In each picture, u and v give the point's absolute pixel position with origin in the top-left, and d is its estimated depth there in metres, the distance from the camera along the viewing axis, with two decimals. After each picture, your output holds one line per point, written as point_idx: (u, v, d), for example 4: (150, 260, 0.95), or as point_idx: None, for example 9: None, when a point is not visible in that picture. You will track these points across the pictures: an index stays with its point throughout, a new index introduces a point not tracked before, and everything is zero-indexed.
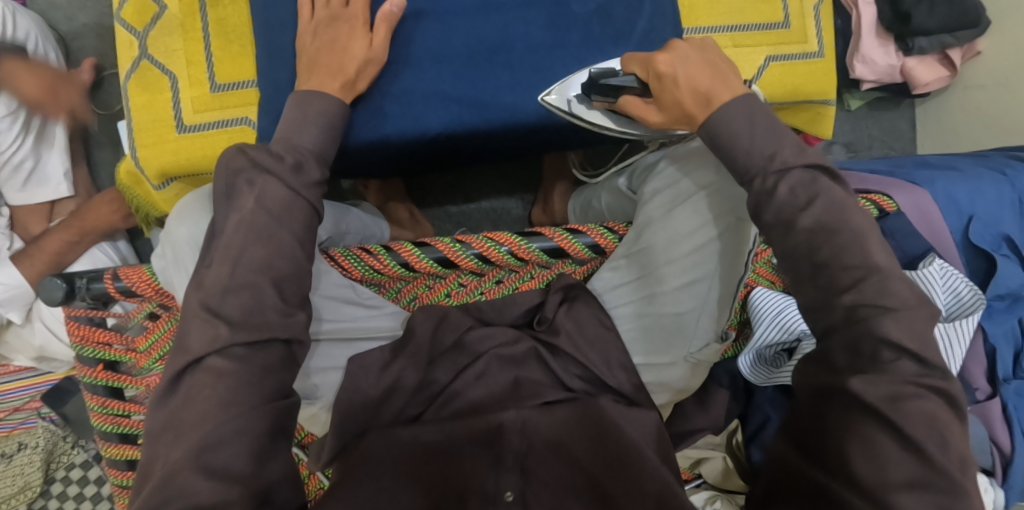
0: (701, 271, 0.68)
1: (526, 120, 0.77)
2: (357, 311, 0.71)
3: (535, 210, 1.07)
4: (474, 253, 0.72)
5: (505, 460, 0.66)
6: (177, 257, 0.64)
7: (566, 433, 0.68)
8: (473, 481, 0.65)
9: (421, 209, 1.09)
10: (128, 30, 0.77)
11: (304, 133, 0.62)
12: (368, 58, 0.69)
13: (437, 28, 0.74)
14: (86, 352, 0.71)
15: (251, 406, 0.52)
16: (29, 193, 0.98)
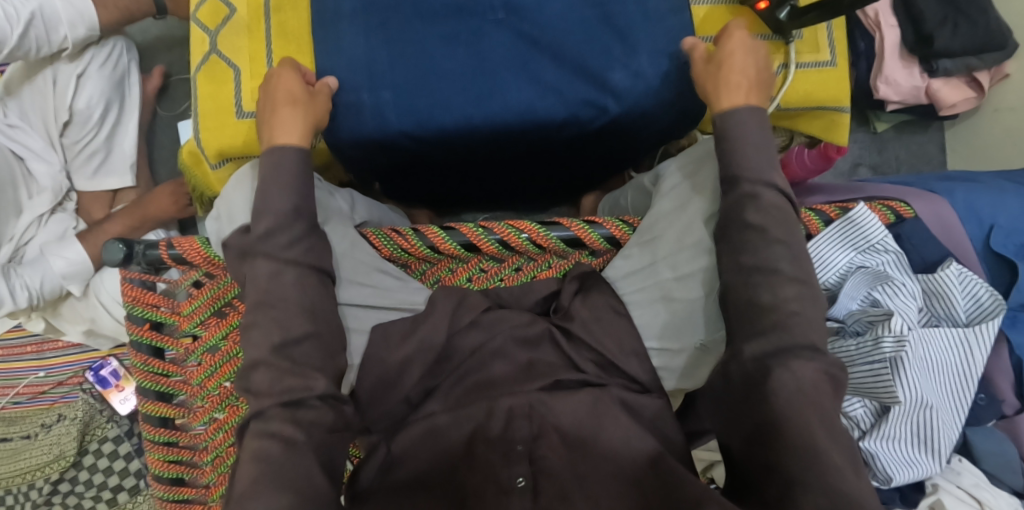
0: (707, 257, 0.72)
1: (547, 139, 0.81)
2: (387, 281, 0.75)
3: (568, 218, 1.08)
4: (496, 238, 0.76)
5: (515, 451, 0.67)
6: (230, 215, 0.72)
7: (580, 427, 0.70)
8: (487, 468, 0.66)
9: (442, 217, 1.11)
10: (201, 28, 0.79)
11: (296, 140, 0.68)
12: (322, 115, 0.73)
13: (472, 69, 0.77)
14: (137, 312, 0.77)
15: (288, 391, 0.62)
16: (97, 181, 1.07)
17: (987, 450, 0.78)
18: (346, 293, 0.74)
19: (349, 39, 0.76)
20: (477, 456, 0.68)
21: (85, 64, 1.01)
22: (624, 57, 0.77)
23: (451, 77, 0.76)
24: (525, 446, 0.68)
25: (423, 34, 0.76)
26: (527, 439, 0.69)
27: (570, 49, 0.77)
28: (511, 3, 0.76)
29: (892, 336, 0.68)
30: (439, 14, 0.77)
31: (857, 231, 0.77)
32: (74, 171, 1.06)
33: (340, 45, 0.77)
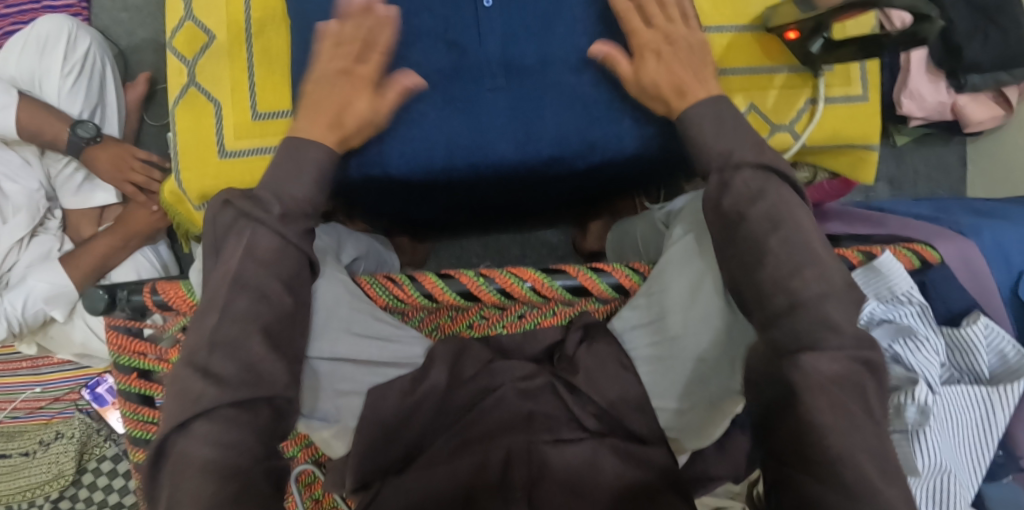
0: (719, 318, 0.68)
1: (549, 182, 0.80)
2: (384, 328, 0.69)
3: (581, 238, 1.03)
4: (497, 287, 0.71)
5: (512, 496, 0.64)
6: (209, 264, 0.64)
7: (575, 474, 0.67)
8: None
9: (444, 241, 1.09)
10: (178, 58, 0.74)
11: (293, 184, 0.63)
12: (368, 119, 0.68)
13: (469, 132, 0.73)
14: (123, 361, 0.74)
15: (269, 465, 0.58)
16: (81, 198, 1.04)
17: (995, 497, 0.76)
18: (329, 343, 0.68)
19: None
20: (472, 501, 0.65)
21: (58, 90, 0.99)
22: (629, 121, 0.74)
23: (451, 142, 0.73)
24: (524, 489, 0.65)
25: (420, 95, 0.73)
26: (524, 482, 0.65)
27: (572, 109, 0.73)
28: (510, 62, 0.73)
29: (913, 405, 0.66)
30: (435, 78, 0.73)
31: (881, 281, 0.73)
32: (59, 190, 1.04)
33: None
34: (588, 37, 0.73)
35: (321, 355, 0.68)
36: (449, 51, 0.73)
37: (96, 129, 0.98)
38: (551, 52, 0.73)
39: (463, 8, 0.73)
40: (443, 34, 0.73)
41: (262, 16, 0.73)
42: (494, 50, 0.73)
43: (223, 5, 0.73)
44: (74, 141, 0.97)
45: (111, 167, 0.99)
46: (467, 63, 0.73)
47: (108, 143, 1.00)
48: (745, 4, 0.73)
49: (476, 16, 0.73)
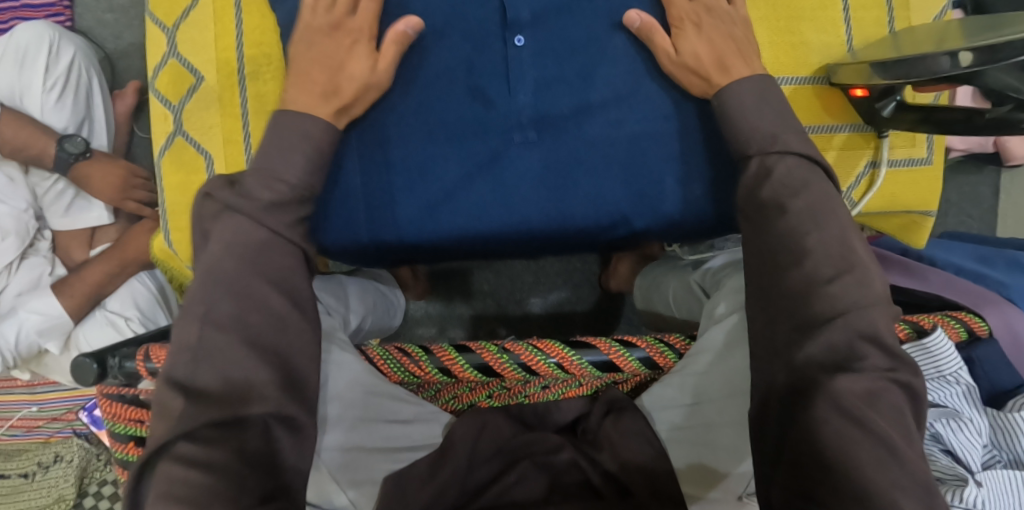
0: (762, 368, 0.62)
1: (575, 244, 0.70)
2: (401, 409, 0.66)
3: (605, 275, 0.98)
4: (520, 363, 0.67)
5: None
6: None
7: None
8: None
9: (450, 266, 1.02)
10: (162, 103, 0.65)
11: None
12: (367, 81, 0.59)
13: (492, 197, 0.63)
14: (119, 429, 0.70)
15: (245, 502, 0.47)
16: (71, 218, 0.98)
17: None
18: (341, 432, 0.63)
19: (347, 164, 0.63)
20: None
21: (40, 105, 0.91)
22: (676, 184, 0.64)
23: (472, 208, 0.63)
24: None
25: (437, 151, 0.63)
26: None
27: (613, 174, 0.64)
28: (544, 113, 0.63)
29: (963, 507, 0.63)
30: (456, 131, 0.62)
31: (931, 360, 0.69)
32: (46, 210, 0.97)
33: None
34: (634, 88, 0.63)
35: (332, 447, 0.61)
36: (471, 97, 0.62)
37: (85, 143, 0.91)
38: (592, 103, 0.63)
39: (491, 46, 0.62)
40: (465, 77, 0.62)
41: (256, 55, 0.63)
42: (526, 100, 0.62)
43: (212, 42, 0.63)
44: (60, 157, 0.90)
45: (110, 195, 0.94)
46: (495, 115, 0.62)
47: (97, 160, 0.93)
48: (807, 51, 0.68)
49: (505, 55, 0.62)
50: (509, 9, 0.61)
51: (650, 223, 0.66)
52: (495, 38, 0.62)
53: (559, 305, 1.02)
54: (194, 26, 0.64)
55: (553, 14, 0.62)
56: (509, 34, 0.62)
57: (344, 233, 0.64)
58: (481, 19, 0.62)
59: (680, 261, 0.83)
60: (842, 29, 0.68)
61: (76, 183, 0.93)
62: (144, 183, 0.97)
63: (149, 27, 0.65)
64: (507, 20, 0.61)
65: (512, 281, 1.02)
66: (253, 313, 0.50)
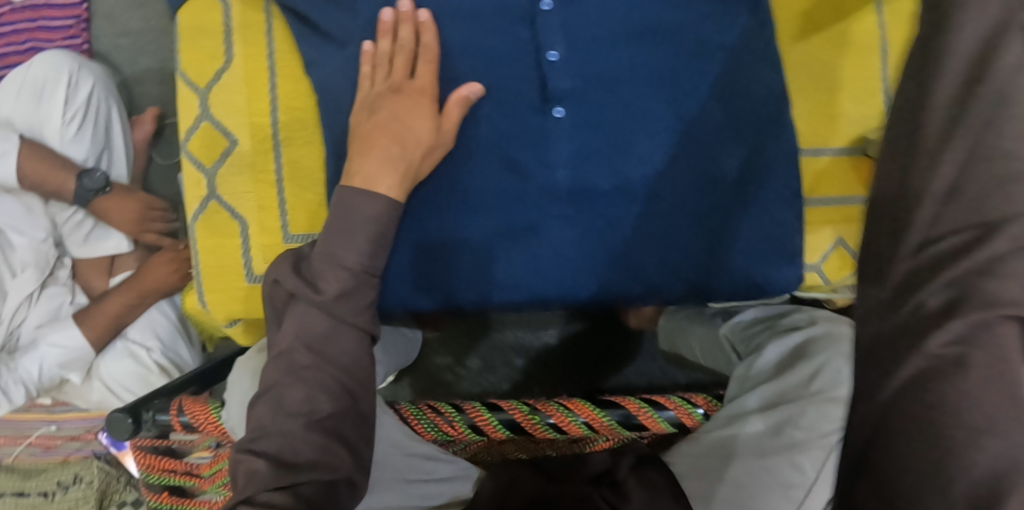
0: (829, 434, 0.60)
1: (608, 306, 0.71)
2: (437, 468, 0.66)
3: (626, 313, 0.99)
4: (550, 423, 0.68)
5: None
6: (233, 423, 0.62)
7: None
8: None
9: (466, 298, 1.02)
10: (195, 166, 0.64)
11: (338, 344, 0.56)
12: (434, 143, 0.60)
13: (526, 262, 0.65)
14: (153, 479, 0.72)
15: None
16: (90, 247, 0.97)
17: None
18: (379, 493, 0.64)
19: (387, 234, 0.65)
20: None
21: (59, 139, 0.89)
22: (707, 259, 0.65)
23: (507, 279, 0.65)
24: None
25: (475, 222, 0.64)
26: None
27: (647, 251, 0.65)
28: (579, 185, 0.64)
29: None
30: (492, 203, 0.64)
31: None
32: (65, 239, 0.96)
33: None
34: (671, 163, 0.64)
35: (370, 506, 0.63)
36: (508, 170, 0.64)
37: (104, 178, 0.90)
38: (627, 178, 0.64)
39: (530, 119, 0.63)
40: (503, 150, 0.64)
41: (290, 120, 0.64)
42: (563, 175, 0.64)
43: (245, 106, 0.64)
44: (81, 193, 0.89)
45: (129, 229, 0.93)
46: (531, 188, 0.64)
47: (116, 194, 0.92)
48: (844, 121, 0.70)
49: (544, 128, 0.63)
50: (549, 82, 0.63)
51: (681, 292, 0.67)
52: (535, 110, 0.63)
53: (574, 338, 1.03)
54: (226, 89, 0.64)
55: (592, 87, 0.63)
56: (548, 107, 0.63)
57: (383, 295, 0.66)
58: (522, 92, 0.63)
59: (705, 313, 0.84)
60: (878, 99, 0.70)
61: (96, 216, 0.92)
62: (161, 214, 0.96)
63: (179, 89, 0.65)
64: (547, 93, 0.63)
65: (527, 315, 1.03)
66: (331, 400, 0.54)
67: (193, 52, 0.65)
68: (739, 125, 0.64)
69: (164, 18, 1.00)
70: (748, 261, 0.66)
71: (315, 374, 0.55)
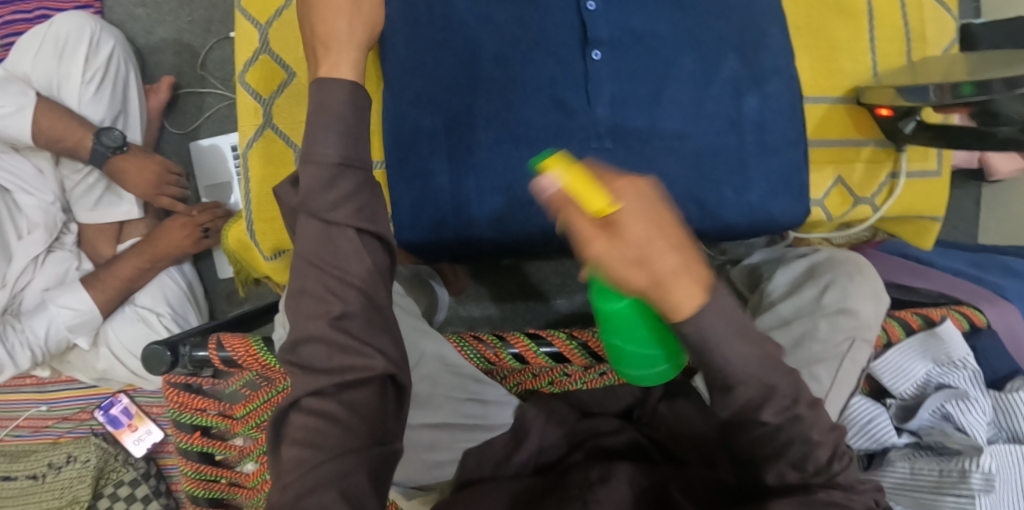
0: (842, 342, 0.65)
1: None
2: (479, 391, 0.69)
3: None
4: (588, 349, 0.71)
5: (569, 495, 0.61)
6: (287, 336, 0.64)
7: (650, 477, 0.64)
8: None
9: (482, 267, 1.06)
10: (252, 96, 0.67)
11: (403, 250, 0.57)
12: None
13: None
14: (184, 418, 0.72)
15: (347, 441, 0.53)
16: (99, 213, 0.96)
17: None
18: (425, 410, 0.67)
19: (435, 167, 0.67)
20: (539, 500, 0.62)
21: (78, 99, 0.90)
22: (736, 195, 0.68)
23: (545, 219, 0.67)
24: (582, 488, 0.61)
25: (518, 158, 0.67)
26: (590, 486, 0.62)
27: (680, 191, 0.67)
28: (616, 121, 0.66)
29: (979, 472, 0.69)
30: (535, 139, 0.67)
31: (939, 346, 0.77)
32: (74, 203, 0.95)
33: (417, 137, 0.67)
34: (698, 108, 0.68)
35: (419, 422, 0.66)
36: (553, 107, 0.66)
37: (122, 136, 0.90)
38: (662, 116, 0.67)
39: (570, 59, 0.66)
40: (546, 88, 0.66)
41: None
42: (602, 113, 0.66)
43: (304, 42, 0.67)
44: (98, 150, 0.89)
45: (142, 191, 0.93)
46: (574, 123, 0.66)
47: (133, 155, 0.92)
48: (841, 75, 0.74)
49: (584, 69, 0.66)
50: (589, 27, 0.66)
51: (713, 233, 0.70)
52: (575, 53, 0.66)
53: (585, 306, 1.07)
54: (288, 25, 0.67)
55: (629, 37, 0.66)
56: (587, 50, 0.66)
57: (423, 225, 0.67)
58: (563, 34, 0.66)
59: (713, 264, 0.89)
60: (868, 56, 0.75)
61: (110, 178, 0.92)
62: (177, 179, 0.96)
63: (240, 24, 0.67)
64: (587, 36, 0.66)
65: (541, 283, 1.07)
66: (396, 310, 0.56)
67: None
68: (759, 73, 0.69)
69: None
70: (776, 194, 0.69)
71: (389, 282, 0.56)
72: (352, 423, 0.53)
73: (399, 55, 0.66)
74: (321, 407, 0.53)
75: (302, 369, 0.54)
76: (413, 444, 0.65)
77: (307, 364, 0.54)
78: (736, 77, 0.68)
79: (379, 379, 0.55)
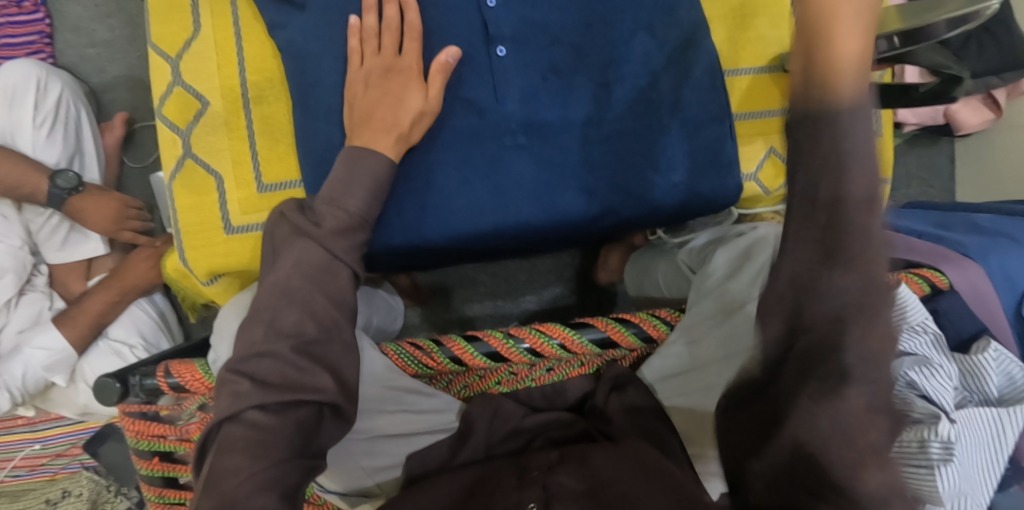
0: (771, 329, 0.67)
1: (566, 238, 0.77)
2: (417, 399, 0.69)
3: (597, 267, 1.06)
4: (526, 348, 0.71)
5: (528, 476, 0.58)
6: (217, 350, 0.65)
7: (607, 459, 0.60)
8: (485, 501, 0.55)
9: (446, 272, 1.07)
10: (169, 128, 0.69)
11: (314, 261, 0.57)
12: (423, 111, 0.65)
13: (488, 191, 0.69)
14: (143, 445, 0.74)
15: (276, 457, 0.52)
16: (68, 251, 1.00)
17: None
18: (365, 421, 0.68)
19: None
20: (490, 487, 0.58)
21: (32, 144, 0.92)
22: (654, 174, 0.71)
23: (471, 217, 0.69)
24: (542, 471, 0.58)
25: (437, 162, 0.69)
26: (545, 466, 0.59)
27: (597, 173, 0.71)
28: (529, 118, 0.69)
29: (939, 441, 0.64)
30: (450, 141, 0.69)
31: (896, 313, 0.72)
32: (41, 245, 0.98)
33: (331, 150, 0.67)
34: (608, 95, 0.71)
35: (357, 432, 0.67)
36: (462, 109, 0.69)
37: (76, 177, 0.93)
38: (571, 108, 0.70)
39: (475, 58, 0.69)
40: (456, 90, 0.69)
41: (259, 80, 0.69)
42: (511, 106, 0.69)
43: (216, 70, 0.69)
44: (54, 193, 0.91)
45: (103, 228, 0.95)
46: (486, 123, 0.69)
47: (90, 194, 0.94)
48: (762, 44, 0.77)
49: (491, 66, 0.69)
50: (491, 25, 0.68)
51: (635, 211, 0.72)
52: (480, 51, 0.69)
53: (554, 301, 1.09)
54: (198, 55, 0.69)
55: (531, 32, 0.69)
56: (492, 48, 0.69)
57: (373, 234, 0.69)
58: (464, 36, 0.68)
59: (658, 250, 0.90)
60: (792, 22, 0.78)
61: (71, 217, 0.94)
62: (138, 213, 0.99)
63: (152, 59, 0.70)
64: (489, 34, 0.68)
65: (508, 283, 1.08)
66: (311, 324, 0.56)
67: (162, 24, 0.69)
68: (666, 51, 0.71)
69: (128, 27, 1.05)
70: (698, 169, 0.72)
71: (302, 298, 0.56)
72: (294, 437, 0.53)
73: (310, 71, 0.66)
74: (263, 420, 0.53)
75: (252, 382, 0.54)
76: (349, 451, 0.67)
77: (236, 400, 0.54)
78: (640, 62, 0.71)
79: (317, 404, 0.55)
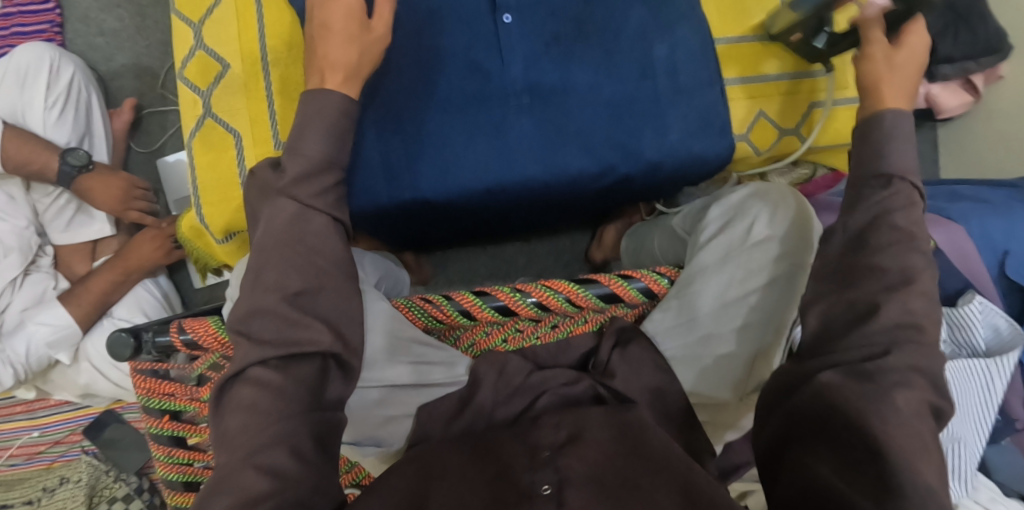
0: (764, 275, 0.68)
1: (570, 199, 0.80)
2: (426, 351, 0.70)
3: (592, 248, 1.08)
4: (534, 301, 0.73)
5: (540, 457, 0.52)
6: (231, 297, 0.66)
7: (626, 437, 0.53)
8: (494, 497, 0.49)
9: (447, 253, 1.09)
10: (192, 90, 0.72)
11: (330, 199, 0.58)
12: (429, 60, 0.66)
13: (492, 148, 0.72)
14: (153, 403, 0.74)
15: (283, 414, 0.52)
16: (73, 232, 1.01)
17: (998, 464, 0.81)
18: (375, 370, 0.68)
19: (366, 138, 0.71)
20: (498, 462, 0.52)
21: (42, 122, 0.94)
22: (653, 134, 0.75)
23: (479, 173, 0.72)
24: (553, 450, 0.52)
25: (446, 120, 0.72)
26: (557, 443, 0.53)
27: (597, 132, 0.74)
28: (533, 80, 0.73)
29: None
30: (459, 100, 0.72)
31: None
32: (47, 226, 1.00)
33: None
34: (609, 59, 0.74)
35: (369, 381, 0.68)
36: (470, 71, 0.72)
37: (86, 155, 0.94)
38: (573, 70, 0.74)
39: (483, 23, 0.72)
40: (464, 54, 0.72)
41: (276, 44, 0.72)
42: (517, 69, 0.73)
43: (235, 35, 0.72)
44: (64, 169, 0.92)
45: (110, 207, 0.96)
46: (491, 84, 0.72)
47: (98, 173, 0.95)
48: (745, 14, 0.81)
49: (497, 31, 0.72)
50: None
51: (636, 170, 0.76)
52: (488, 17, 0.72)
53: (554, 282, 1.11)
54: (218, 21, 0.72)
55: (535, 0, 0.73)
56: (498, 15, 0.72)
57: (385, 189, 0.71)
58: (472, 2, 0.72)
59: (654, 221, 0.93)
60: None
61: (78, 196, 0.95)
62: (144, 194, 1.00)
63: (176, 25, 0.73)
64: (496, 2, 0.72)
65: (508, 264, 1.10)
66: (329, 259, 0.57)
67: None
68: (664, 19, 0.75)
69: (137, 16, 1.07)
70: (696, 130, 0.76)
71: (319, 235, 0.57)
72: (298, 393, 0.53)
73: None
74: (267, 377, 0.53)
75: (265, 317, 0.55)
76: (360, 402, 0.68)
77: (255, 335, 0.54)
78: (639, 29, 0.75)
79: (322, 357, 0.55)
